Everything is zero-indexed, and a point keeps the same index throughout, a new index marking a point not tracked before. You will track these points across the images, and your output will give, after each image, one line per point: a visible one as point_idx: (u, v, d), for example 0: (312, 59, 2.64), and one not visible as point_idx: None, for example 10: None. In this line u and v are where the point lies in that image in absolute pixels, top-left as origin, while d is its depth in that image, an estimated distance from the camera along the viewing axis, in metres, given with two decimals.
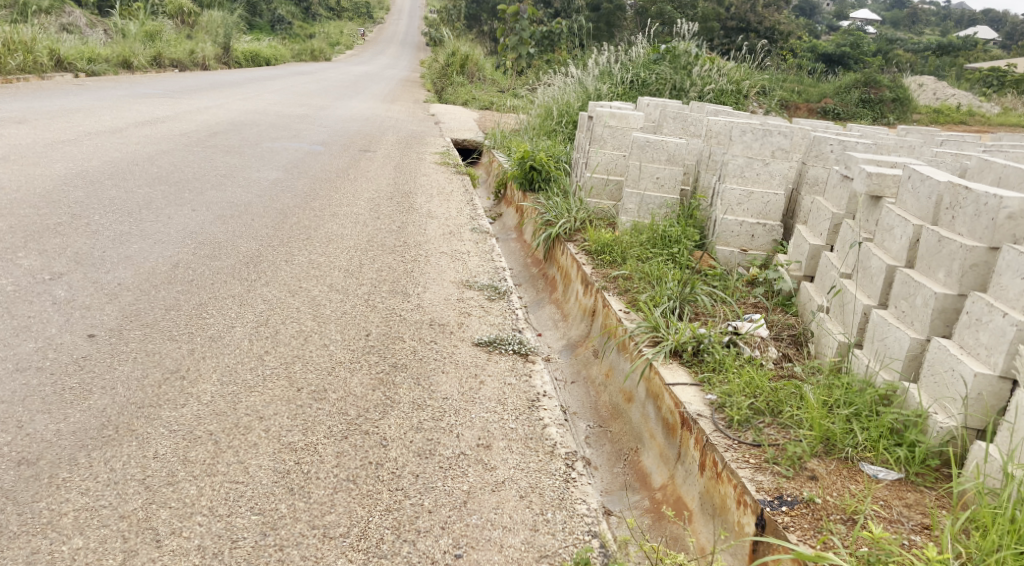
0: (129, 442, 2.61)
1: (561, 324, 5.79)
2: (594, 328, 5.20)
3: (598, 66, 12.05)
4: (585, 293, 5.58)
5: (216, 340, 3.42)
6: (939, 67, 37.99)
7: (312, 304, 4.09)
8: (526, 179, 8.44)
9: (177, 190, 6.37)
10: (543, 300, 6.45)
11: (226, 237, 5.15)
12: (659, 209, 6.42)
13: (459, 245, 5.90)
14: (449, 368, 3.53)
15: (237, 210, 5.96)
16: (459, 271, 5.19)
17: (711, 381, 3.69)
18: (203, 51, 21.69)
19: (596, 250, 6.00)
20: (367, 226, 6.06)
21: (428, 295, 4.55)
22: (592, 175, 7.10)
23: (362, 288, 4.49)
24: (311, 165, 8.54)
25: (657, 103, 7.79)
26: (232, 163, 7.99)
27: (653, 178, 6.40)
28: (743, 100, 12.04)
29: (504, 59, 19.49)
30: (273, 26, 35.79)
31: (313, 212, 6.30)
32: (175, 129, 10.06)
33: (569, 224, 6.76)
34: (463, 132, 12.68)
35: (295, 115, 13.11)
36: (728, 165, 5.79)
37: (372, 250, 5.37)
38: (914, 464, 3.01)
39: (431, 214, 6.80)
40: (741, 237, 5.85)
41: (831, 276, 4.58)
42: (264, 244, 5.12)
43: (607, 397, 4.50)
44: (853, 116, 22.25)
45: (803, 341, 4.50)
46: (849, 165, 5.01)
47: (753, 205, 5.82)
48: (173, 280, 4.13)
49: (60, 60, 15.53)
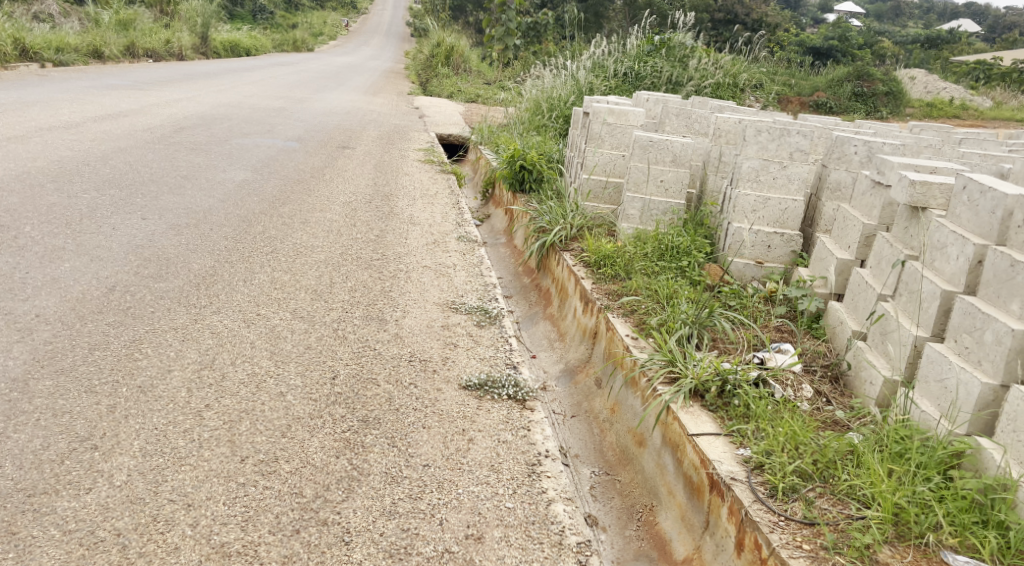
0: (6, 554, 2.05)
1: (558, 345, 5.20)
2: (596, 353, 4.63)
3: (590, 58, 11.43)
4: (585, 311, 5.00)
5: (146, 390, 2.82)
6: (926, 61, 37.65)
7: (271, 338, 3.48)
8: (515, 180, 7.84)
9: (128, 194, 5.74)
10: (537, 315, 5.86)
11: (177, 251, 4.53)
12: (663, 215, 5.84)
13: (444, 257, 5.30)
14: (432, 421, 2.94)
15: (194, 218, 5.33)
16: (443, 289, 4.59)
17: (746, 433, 3.11)
18: (179, 41, 20.88)
19: (596, 262, 5.39)
20: (341, 235, 5.45)
21: (408, 322, 3.95)
22: (589, 178, 6.49)
23: (331, 315, 3.88)
24: (284, 165, 7.90)
25: (657, 99, 7.21)
26: (197, 162, 7.34)
27: (657, 181, 5.83)
28: (741, 94, 11.48)
29: (490, 52, 18.87)
30: (254, 16, 34.86)
31: (281, 219, 5.68)
32: (139, 123, 9.39)
33: (564, 231, 6.17)
34: (448, 127, 12.05)
35: (271, 108, 12.44)
36: (742, 167, 5.25)
37: (346, 265, 4.76)
38: (1009, 554, 2.45)
39: (413, 220, 6.18)
40: (756, 249, 5.28)
41: (869, 300, 3.99)
42: (222, 259, 4.51)
43: (614, 438, 3.92)
44: (846, 110, 21.79)
45: (839, 376, 3.91)
46: (884, 170, 4.42)
47: (769, 213, 5.26)
48: (104, 309, 3.52)
49: (24, 50, 14.76)
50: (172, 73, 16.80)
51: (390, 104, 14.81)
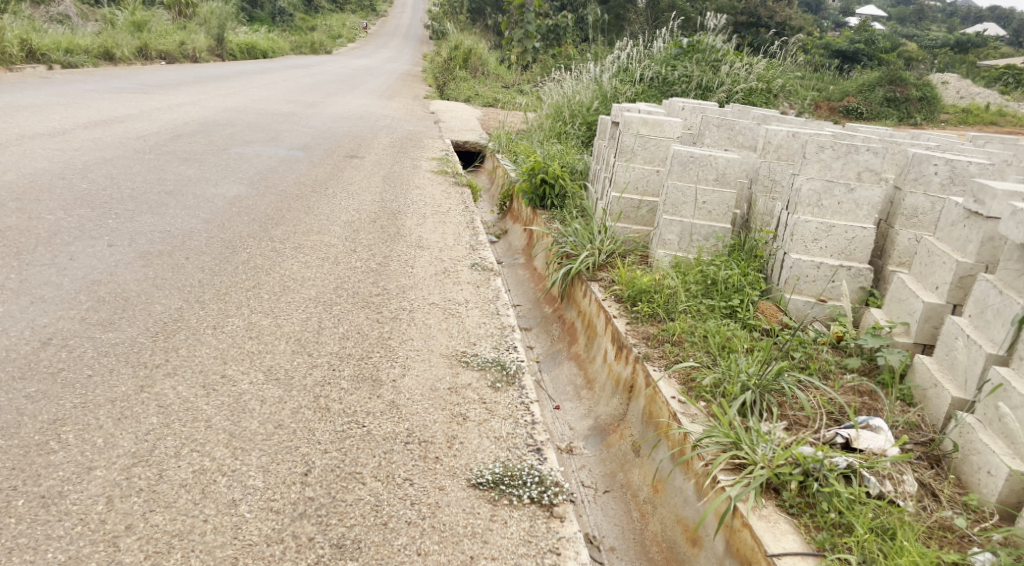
0: None
1: (585, 395, 4.47)
2: (632, 412, 3.91)
3: (615, 61, 10.68)
4: (618, 358, 4.27)
5: (50, 504, 2.24)
6: (953, 64, 36.55)
7: (233, 411, 2.78)
8: (535, 195, 7.12)
9: (100, 214, 5.09)
10: (560, 354, 5.14)
11: (139, 287, 3.87)
12: (706, 241, 5.10)
13: (455, 291, 4.59)
14: (430, 542, 2.32)
15: (170, 244, 4.66)
16: (452, 336, 3.88)
17: (848, 559, 2.49)
18: (194, 43, 20.29)
19: (630, 298, 4.64)
20: (338, 265, 4.75)
21: (407, 384, 3.23)
22: (620, 197, 5.74)
23: (314, 375, 3.19)
24: (284, 178, 7.22)
25: (694, 108, 6.46)
26: (188, 175, 6.68)
27: (699, 203, 5.09)
28: (774, 99, 10.69)
29: (510, 54, 18.19)
30: (273, 18, 34.31)
31: (271, 243, 5.01)
32: (132, 130, 8.75)
33: (591, 257, 5.45)
34: (464, 133, 11.33)
35: (279, 113, 11.78)
36: (801, 189, 4.53)
37: (340, 305, 4.07)
38: None
39: (422, 244, 5.48)
40: (818, 285, 4.51)
41: (975, 361, 3.24)
42: (191, 298, 3.83)
43: (658, 528, 3.21)
44: (879, 116, 20.91)
45: (940, 458, 3.16)
46: (983, 197, 3.65)
47: (833, 242, 4.52)
48: (29, 373, 2.86)
49: (30, 50, 14.21)
50: (182, 75, 16.21)
51: (404, 108, 14.12)
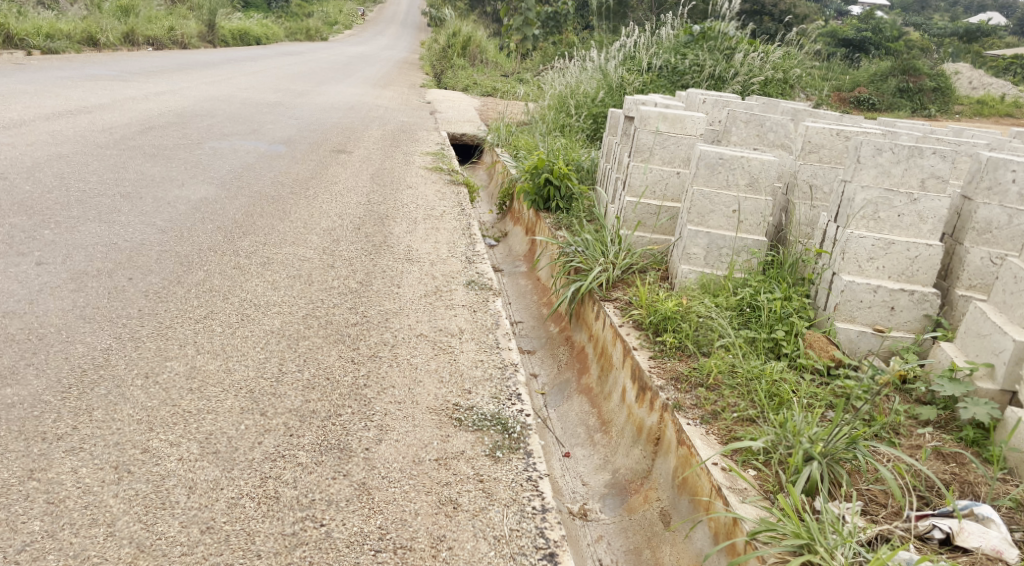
0: None
1: (600, 441, 3.82)
2: (660, 471, 3.26)
3: (621, 49, 9.95)
4: (640, 402, 3.61)
5: None
6: (963, 52, 35.78)
7: (147, 509, 2.17)
8: (539, 197, 6.42)
9: (37, 224, 4.42)
10: (568, 385, 4.48)
11: (62, 322, 3.20)
12: (736, 255, 4.40)
13: (447, 317, 3.91)
14: None
15: (112, 261, 3.99)
16: (442, 380, 3.20)
17: None
18: (184, 28, 19.47)
19: (654, 325, 3.96)
20: (310, 285, 4.06)
21: (382, 455, 2.56)
22: (637, 203, 5.03)
23: (264, 444, 2.52)
24: (260, 176, 6.52)
25: (716, 102, 5.79)
26: (152, 174, 5.99)
27: (728, 211, 4.39)
28: (791, 90, 9.97)
29: (509, 42, 17.44)
30: (269, 5, 33.46)
31: (235, 258, 4.32)
32: (100, 122, 8.04)
33: (604, 273, 4.76)
34: (461, 125, 10.58)
35: (265, 103, 11.04)
36: (854, 199, 3.84)
37: (308, 340, 3.38)
38: None
39: (411, 257, 4.79)
40: (874, 311, 3.83)
41: None
42: (123, 334, 3.16)
43: None
44: (892, 107, 20.11)
45: None
46: None
47: (893, 261, 3.84)
48: None
49: (7, 36, 13.43)
50: (168, 62, 15.45)
51: (399, 98, 13.38)
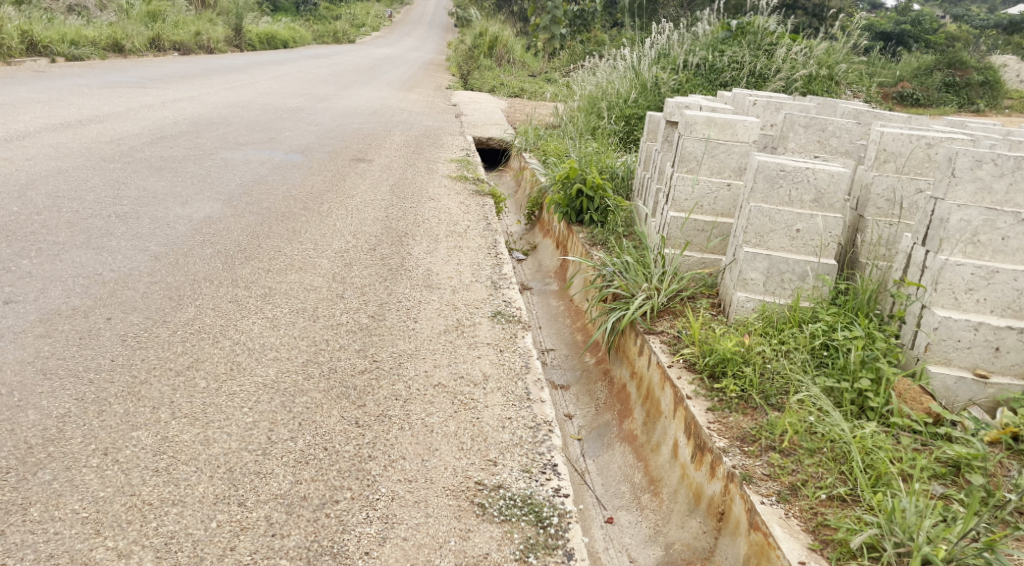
0: None
1: (648, 504, 3.27)
2: (725, 555, 2.72)
3: (654, 45, 9.36)
4: (697, 463, 3.05)
5: None
6: (1007, 44, 34.56)
7: None
8: (571, 209, 5.86)
9: (16, 253, 3.98)
10: (607, 429, 3.92)
11: (20, 379, 2.75)
12: (802, 281, 3.80)
13: (469, 359, 3.39)
14: None
15: (92, 296, 3.53)
16: (461, 445, 2.67)
17: None
18: (211, 33, 19.17)
19: (711, 367, 3.40)
20: (314, 321, 3.55)
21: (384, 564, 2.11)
22: (685, 220, 4.45)
23: (239, 552, 2.08)
24: (272, 190, 6.05)
25: (769, 103, 5.20)
26: (155, 190, 5.54)
27: (792, 232, 3.79)
28: (837, 87, 9.26)
29: (536, 40, 16.88)
30: (297, 9, 33.22)
31: (233, 288, 3.84)
32: (109, 132, 7.64)
33: (648, 300, 4.18)
34: (487, 128, 10.06)
35: (286, 108, 10.60)
36: (949, 220, 3.22)
37: (306, 395, 2.86)
38: None
39: (430, 282, 4.28)
40: (973, 352, 3.22)
41: None
42: (87, 394, 2.68)
43: None
44: (937, 103, 19.29)
45: None
46: None
47: (996, 293, 3.22)
48: None
49: (31, 43, 13.14)
50: (192, 67, 15.11)
51: (425, 100, 12.90)
